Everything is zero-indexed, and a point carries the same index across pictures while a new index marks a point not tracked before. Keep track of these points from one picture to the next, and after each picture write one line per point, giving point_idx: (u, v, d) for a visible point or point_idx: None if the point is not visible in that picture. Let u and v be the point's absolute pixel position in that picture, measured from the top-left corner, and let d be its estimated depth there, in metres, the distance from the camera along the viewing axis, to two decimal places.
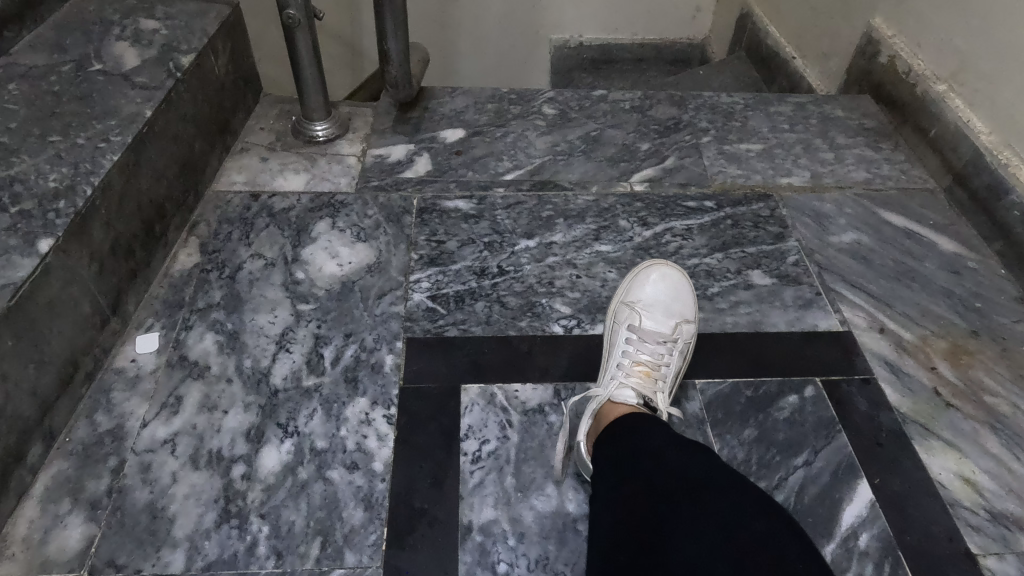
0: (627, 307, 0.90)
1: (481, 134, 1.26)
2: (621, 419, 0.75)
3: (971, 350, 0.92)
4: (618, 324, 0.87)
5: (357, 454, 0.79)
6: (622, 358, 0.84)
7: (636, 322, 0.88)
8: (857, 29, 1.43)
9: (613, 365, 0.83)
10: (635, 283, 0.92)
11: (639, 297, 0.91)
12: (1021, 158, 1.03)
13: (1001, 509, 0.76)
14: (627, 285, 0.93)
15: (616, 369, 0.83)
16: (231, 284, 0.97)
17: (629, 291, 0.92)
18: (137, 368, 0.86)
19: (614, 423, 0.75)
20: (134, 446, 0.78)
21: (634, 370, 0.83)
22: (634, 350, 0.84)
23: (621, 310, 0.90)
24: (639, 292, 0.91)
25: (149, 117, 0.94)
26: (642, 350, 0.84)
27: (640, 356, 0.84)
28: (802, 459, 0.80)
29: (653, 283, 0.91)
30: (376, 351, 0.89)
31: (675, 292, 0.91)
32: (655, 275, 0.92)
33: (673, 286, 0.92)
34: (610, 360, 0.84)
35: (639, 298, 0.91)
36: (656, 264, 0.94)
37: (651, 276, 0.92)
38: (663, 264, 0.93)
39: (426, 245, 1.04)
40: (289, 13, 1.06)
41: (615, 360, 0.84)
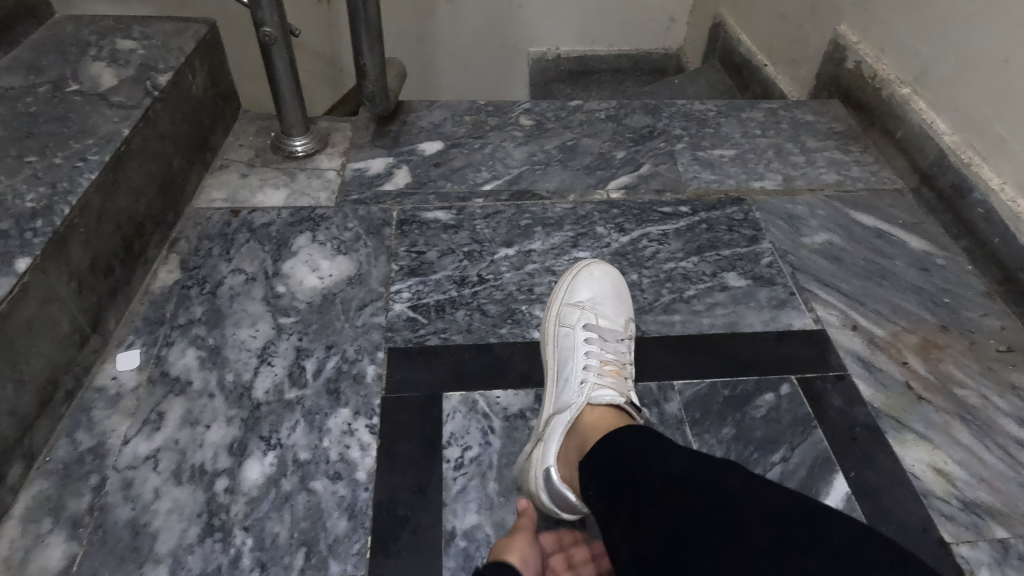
0: (576, 309, 0.90)
1: (459, 146, 1.28)
2: (608, 446, 0.66)
3: (940, 344, 0.94)
4: (574, 326, 0.88)
5: (340, 465, 0.79)
6: (589, 360, 0.83)
7: (592, 322, 0.88)
8: (825, 35, 1.47)
9: (580, 369, 0.82)
10: (576, 283, 0.93)
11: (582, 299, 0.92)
12: (983, 156, 1.06)
13: (973, 498, 0.78)
14: (568, 284, 0.94)
15: (585, 372, 0.82)
16: (212, 300, 0.97)
17: (572, 292, 0.93)
18: (118, 386, 0.86)
19: (597, 454, 0.67)
20: (116, 463, 0.78)
21: (605, 370, 0.82)
22: (598, 350, 0.85)
23: (570, 312, 0.90)
24: (583, 292, 0.92)
25: (127, 135, 0.94)
26: (605, 348, 0.85)
27: (605, 356, 0.84)
28: (779, 456, 0.81)
29: (596, 280, 0.94)
30: (358, 362, 0.90)
31: (615, 286, 0.94)
32: (595, 272, 0.95)
33: (613, 282, 0.95)
34: (575, 364, 0.83)
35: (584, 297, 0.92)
36: (591, 263, 0.96)
37: (593, 274, 0.94)
38: (600, 262, 0.96)
39: (406, 256, 1.05)
40: (266, 30, 1.07)
41: (582, 364, 0.83)
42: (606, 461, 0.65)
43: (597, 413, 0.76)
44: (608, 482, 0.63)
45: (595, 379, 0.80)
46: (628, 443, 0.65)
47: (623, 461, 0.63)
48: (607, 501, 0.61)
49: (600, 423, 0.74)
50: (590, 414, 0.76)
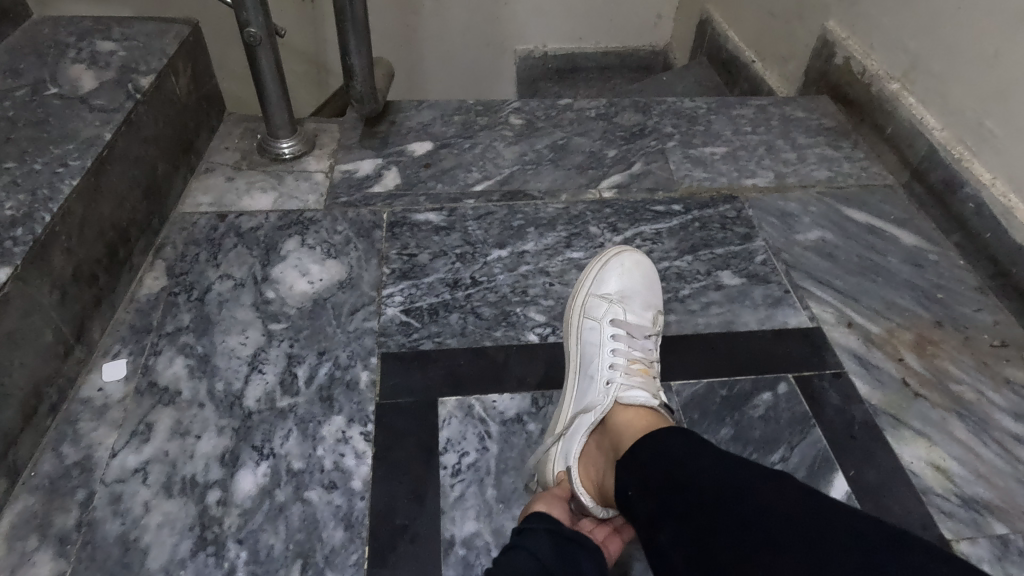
0: (604, 302, 0.89)
1: (449, 146, 1.26)
2: (653, 447, 0.64)
3: (935, 340, 0.94)
4: (602, 322, 0.86)
5: (335, 473, 0.78)
6: (615, 358, 0.82)
7: (620, 316, 0.87)
8: (813, 32, 1.47)
9: (607, 367, 0.81)
10: (606, 274, 0.91)
11: (611, 291, 0.90)
12: (973, 151, 1.07)
13: (972, 494, 0.78)
14: (597, 274, 0.92)
15: (612, 371, 0.81)
16: (200, 307, 0.95)
17: (601, 284, 0.91)
18: (105, 397, 0.84)
19: (640, 451, 0.64)
20: (103, 477, 0.76)
21: (632, 369, 0.82)
22: (624, 348, 0.84)
23: (598, 305, 0.88)
24: (612, 284, 0.90)
25: (109, 139, 0.92)
26: (633, 346, 0.84)
27: (632, 354, 0.83)
28: (778, 455, 0.81)
29: (627, 272, 0.91)
30: (351, 368, 0.88)
31: (646, 280, 0.92)
32: (627, 263, 0.92)
33: (644, 273, 0.92)
34: (601, 362, 0.82)
35: (613, 289, 0.90)
36: (624, 252, 0.93)
37: (624, 264, 0.92)
38: (632, 251, 0.94)
39: (398, 258, 1.04)
40: (250, 31, 1.05)
41: (609, 361, 0.82)
42: (649, 461, 0.63)
43: (628, 412, 0.75)
44: (653, 483, 0.60)
45: (623, 379, 0.79)
46: (675, 446, 0.62)
47: (672, 464, 0.60)
48: (653, 502, 0.59)
49: (635, 420, 0.73)
50: (619, 412, 0.75)
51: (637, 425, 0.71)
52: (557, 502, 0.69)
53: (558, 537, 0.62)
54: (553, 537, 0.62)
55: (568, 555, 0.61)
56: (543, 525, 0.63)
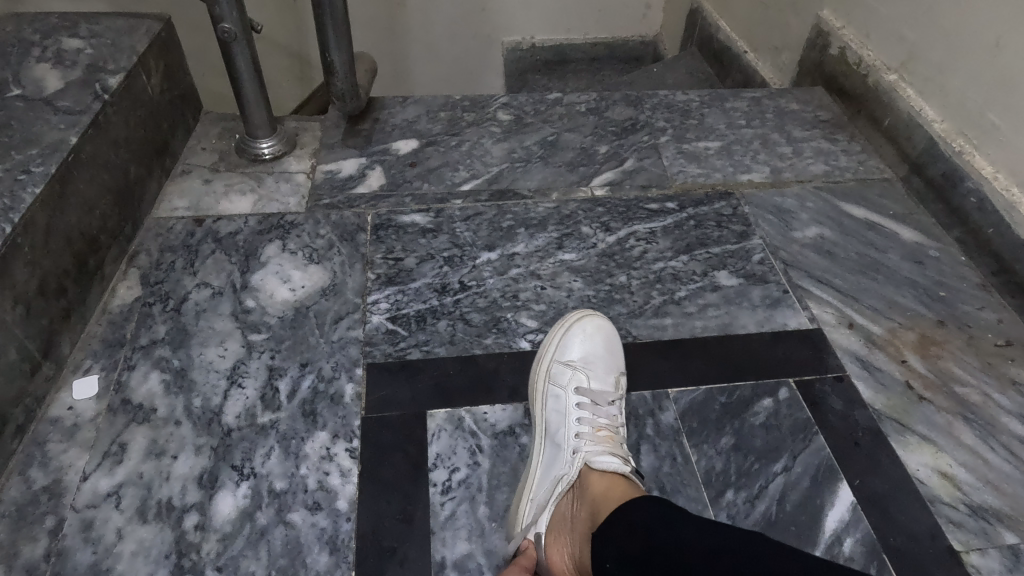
0: (567, 368, 0.82)
1: (435, 144, 1.22)
2: (626, 518, 0.60)
3: (938, 340, 0.92)
4: (564, 391, 0.80)
5: (320, 494, 0.74)
6: (581, 429, 0.77)
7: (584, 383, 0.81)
8: (807, 22, 1.44)
9: (572, 436, 0.76)
10: (569, 338, 0.85)
11: (574, 357, 0.84)
12: (974, 144, 1.04)
13: (980, 502, 0.75)
14: (558, 339, 0.85)
15: (578, 440, 0.76)
16: (176, 318, 0.91)
17: (564, 348, 0.84)
18: (75, 416, 0.80)
19: (616, 522, 0.60)
20: (73, 502, 0.72)
21: (599, 438, 0.76)
22: (589, 417, 0.78)
23: (561, 373, 0.82)
24: (574, 349, 0.84)
25: (75, 143, 0.87)
26: (598, 414, 0.78)
27: (598, 422, 0.78)
28: (781, 465, 0.78)
29: (589, 336, 0.85)
30: (335, 380, 0.84)
31: (609, 341, 0.85)
32: (589, 327, 0.86)
33: (607, 336, 0.86)
34: (567, 433, 0.77)
35: (575, 355, 0.84)
36: (586, 315, 0.87)
37: (585, 328, 0.85)
38: (592, 314, 0.87)
39: (383, 263, 1.00)
40: (225, 26, 1.00)
41: (574, 432, 0.77)
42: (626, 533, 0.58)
43: (604, 485, 0.69)
44: (632, 557, 0.55)
45: (588, 447, 0.74)
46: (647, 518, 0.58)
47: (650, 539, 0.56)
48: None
49: (606, 479, 0.70)
50: (594, 484, 0.70)
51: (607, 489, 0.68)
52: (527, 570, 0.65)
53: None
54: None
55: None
56: None
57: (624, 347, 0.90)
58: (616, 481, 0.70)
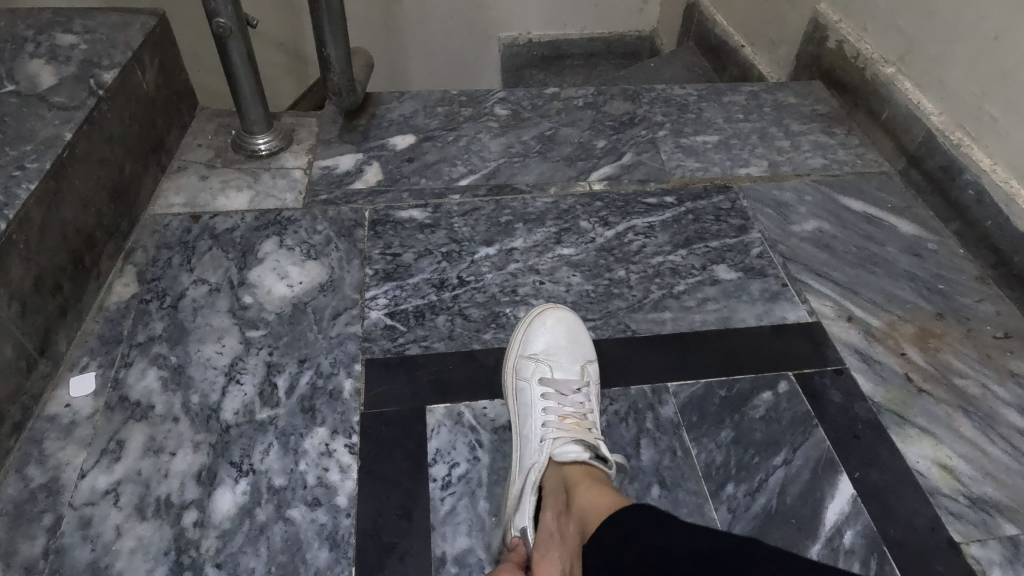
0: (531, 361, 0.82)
1: (433, 139, 1.22)
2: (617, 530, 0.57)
3: (937, 333, 0.92)
4: (528, 383, 0.80)
5: (319, 490, 0.74)
6: (547, 418, 0.76)
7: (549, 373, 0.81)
8: (804, 15, 1.44)
9: (539, 426, 0.76)
10: (532, 332, 0.85)
11: (537, 350, 0.84)
12: (972, 137, 1.04)
13: (980, 494, 0.75)
14: (520, 336, 0.86)
15: (544, 428, 0.75)
16: (174, 314, 0.90)
17: (527, 343, 0.84)
18: (73, 413, 0.79)
19: (605, 533, 0.58)
20: (71, 500, 0.72)
21: (564, 425, 0.76)
22: (555, 406, 0.78)
23: (524, 367, 0.82)
24: (536, 343, 0.84)
25: (69, 139, 0.87)
26: (563, 402, 0.78)
27: (564, 410, 0.77)
28: (781, 458, 0.78)
29: (549, 329, 0.85)
30: (334, 376, 0.84)
31: (571, 333, 0.86)
32: (549, 320, 0.86)
33: (568, 328, 0.86)
34: (533, 423, 0.76)
35: (538, 348, 0.84)
36: (545, 309, 0.87)
37: (546, 322, 0.86)
38: (552, 307, 0.87)
39: (381, 259, 0.99)
40: (219, 21, 0.99)
41: (540, 422, 0.76)
42: (616, 544, 0.56)
43: (590, 493, 0.65)
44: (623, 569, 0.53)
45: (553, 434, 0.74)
46: (652, 519, 0.55)
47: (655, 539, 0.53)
48: None
49: (580, 476, 0.69)
50: (581, 493, 0.66)
51: (579, 483, 0.68)
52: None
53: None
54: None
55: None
56: None
57: (624, 341, 0.90)
58: (605, 490, 0.66)
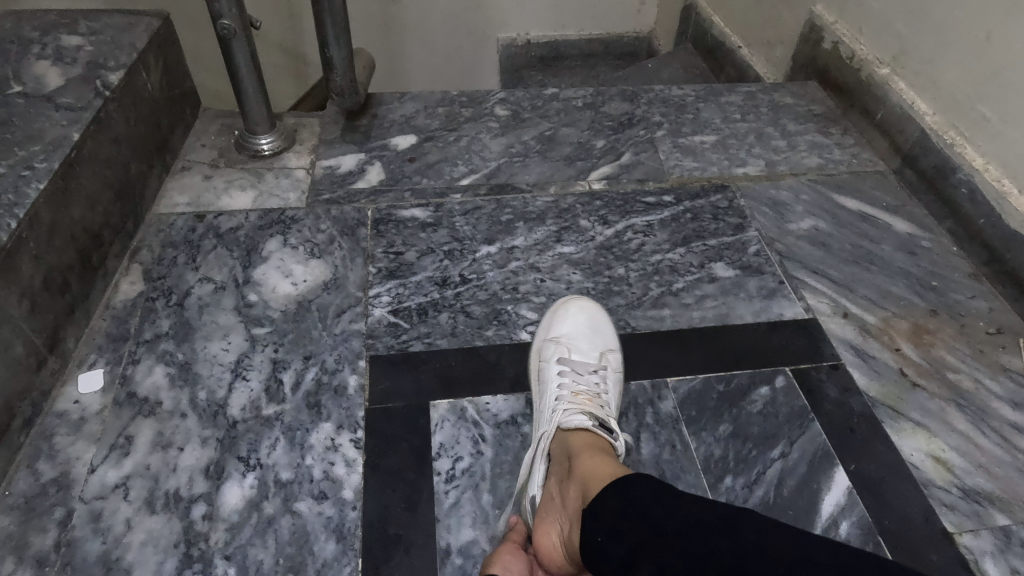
0: (552, 343, 0.86)
1: (434, 139, 1.23)
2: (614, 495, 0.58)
3: (931, 328, 0.93)
4: (548, 361, 0.83)
5: (325, 483, 0.75)
6: (560, 392, 0.79)
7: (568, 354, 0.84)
8: (800, 16, 1.45)
9: (552, 398, 0.78)
10: (556, 320, 0.89)
11: (561, 334, 0.87)
12: (965, 137, 1.05)
13: (973, 485, 0.77)
14: (547, 322, 0.90)
15: (557, 400, 0.78)
16: (180, 312, 0.92)
17: (552, 328, 0.88)
18: (81, 409, 0.80)
19: (603, 499, 0.59)
20: (82, 494, 0.73)
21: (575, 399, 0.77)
22: (569, 382, 0.80)
23: (547, 347, 0.86)
24: (561, 328, 0.88)
25: (77, 139, 0.88)
26: (578, 380, 0.80)
27: (578, 386, 0.79)
28: (778, 451, 0.79)
29: (573, 317, 0.89)
30: (339, 372, 0.85)
31: (595, 322, 0.89)
32: (574, 309, 0.90)
33: (592, 318, 0.90)
34: (547, 396, 0.79)
35: (562, 332, 0.87)
36: (572, 299, 0.92)
37: (570, 310, 0.90)
38: (579, 298, 0.92)
39: (384, 257, 1.01)
40: (224, 23, 1.01)
41: (554, 395, 0.79)
42: (615, 510, 0.57)
43: (592, 462, 0.66)
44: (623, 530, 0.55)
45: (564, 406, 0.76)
46: (676, 498, 0.55)
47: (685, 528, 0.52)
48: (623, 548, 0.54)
49: (583, 446, 0.71)
50: (583, 462, 0.67)
51: (582, 451, 0.70)
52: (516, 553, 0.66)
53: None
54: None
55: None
56: None
57: (624, 338, 0.92)
58: (606, 460, 0.66)
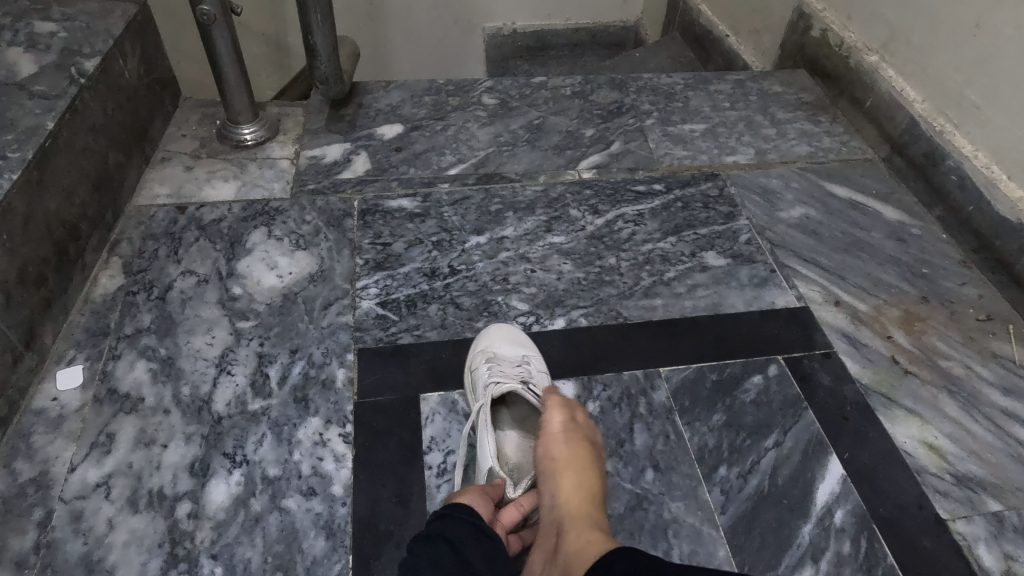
0: (481, 351, 0.83)
1: (421, 129, 1.21)
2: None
3: (922, 316, 0.93)
4: (476, 365, 0.80)
5: (314, 479, 0.74)
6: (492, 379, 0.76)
7: (494, 348, 0.82)
8: (788, 4, 1.44)
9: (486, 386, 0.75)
10: (480, 336, 0.86)
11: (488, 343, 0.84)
12: (955, 124, 1.05)
13: (966, 472, 0.77)
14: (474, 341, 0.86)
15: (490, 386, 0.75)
16: (162, 306, 0.89)
17: (477, 341, 0.85)
18: (61, 407, 0.78)
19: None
20: (62, 494, 0.71)
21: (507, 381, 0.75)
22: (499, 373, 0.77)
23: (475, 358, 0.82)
24: (485, 338, 0.85)
25: (51, 128, 0.85)
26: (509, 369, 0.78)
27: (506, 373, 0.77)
28: (772, 441, 0.79)
29: (495, 327, 0.86)
30: (326, 366, 0.84)
31: (517, 331, 0.87)
32: (495, 327, 0.87)
33: (512, 328, 0.87)
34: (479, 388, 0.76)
35: (488, 341, 0.84)
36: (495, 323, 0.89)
37: (490, 328, 0.87)
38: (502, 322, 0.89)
39: (371, 248, 0.99)
40: (203, 9, 0.98)
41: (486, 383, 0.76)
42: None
43: (581, 545, 0.57)
44: None
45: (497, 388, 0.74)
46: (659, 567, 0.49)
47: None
48: None
49: (573, 511, 0.62)
50: (571, 544, 0.58)
51: (573, 525, 0.60)
52: (486, 504, 0.65)
53: (484, 535, 0.61)
54: (476, 537, 0.60)
55: (492, 555, 0.59)
56: (468, 519, 0.61)
57: (615, 328, 0.91)
58: (596, 544, 0.57)
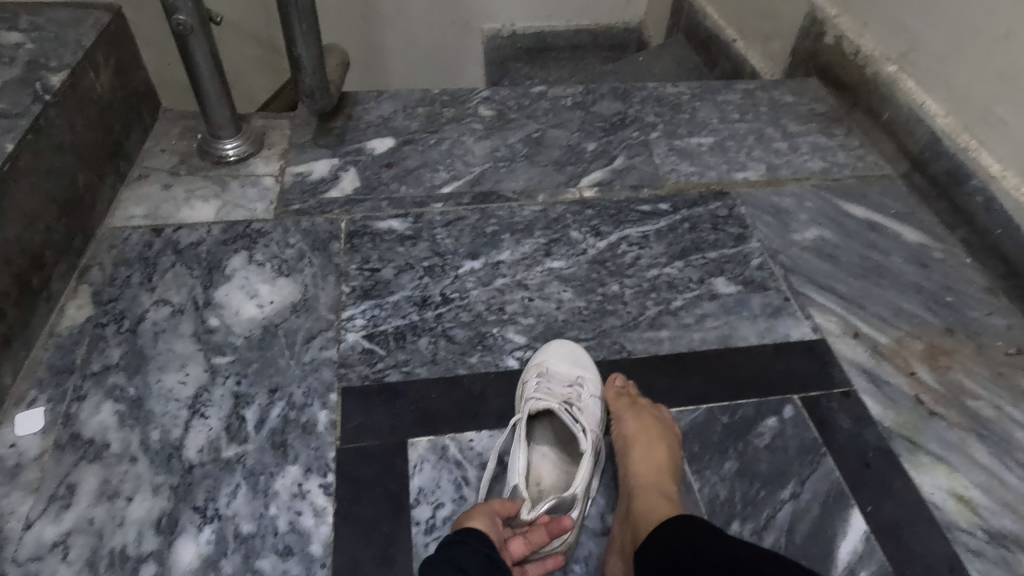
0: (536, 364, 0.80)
1: (413, 142, 1.15)
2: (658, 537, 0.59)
3: (947, 350, 0.87)
4: (527, 378, 0.78)
5: (291, 537, 0.68)
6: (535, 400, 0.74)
7: (548, 363, 0.79)
8: (799, 9, 1.38)
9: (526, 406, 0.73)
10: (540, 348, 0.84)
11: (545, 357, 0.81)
12: (981, 141, 0.99)
13: (999, 528, 0.71)
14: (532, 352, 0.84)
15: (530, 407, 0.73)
16: (132, 340, 0.83)
17: (536, 354, 0.83)
18: (18, 455, 0.72)
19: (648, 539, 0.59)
20: (15, 555, 0.65)
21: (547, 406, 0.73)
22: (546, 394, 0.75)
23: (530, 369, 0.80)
24: (544, 350, 0.82)
25: (10, 151, 0.79)
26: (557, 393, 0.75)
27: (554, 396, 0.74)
28: (788, 492, 0.73)
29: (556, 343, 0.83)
30: (307, 407, 0.78)
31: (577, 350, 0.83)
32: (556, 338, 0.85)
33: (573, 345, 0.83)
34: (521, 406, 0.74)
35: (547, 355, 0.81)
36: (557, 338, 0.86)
37: (550, 340, 0.84)
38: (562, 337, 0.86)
39: (358, 275, 0.93)
40: (179, 18, 0.92)
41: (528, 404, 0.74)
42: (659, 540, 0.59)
43: (649, 504, 0.65)
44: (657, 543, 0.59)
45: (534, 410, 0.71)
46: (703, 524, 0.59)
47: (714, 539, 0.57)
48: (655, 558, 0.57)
49: (643, 479, 0.68)
50: (641, 503, 0.65)
51: (643, 489, 0.67)
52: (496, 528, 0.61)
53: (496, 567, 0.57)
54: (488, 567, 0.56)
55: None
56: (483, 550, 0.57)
57: (619, 363, 0.85)
58: (662, 505, 0.64)
